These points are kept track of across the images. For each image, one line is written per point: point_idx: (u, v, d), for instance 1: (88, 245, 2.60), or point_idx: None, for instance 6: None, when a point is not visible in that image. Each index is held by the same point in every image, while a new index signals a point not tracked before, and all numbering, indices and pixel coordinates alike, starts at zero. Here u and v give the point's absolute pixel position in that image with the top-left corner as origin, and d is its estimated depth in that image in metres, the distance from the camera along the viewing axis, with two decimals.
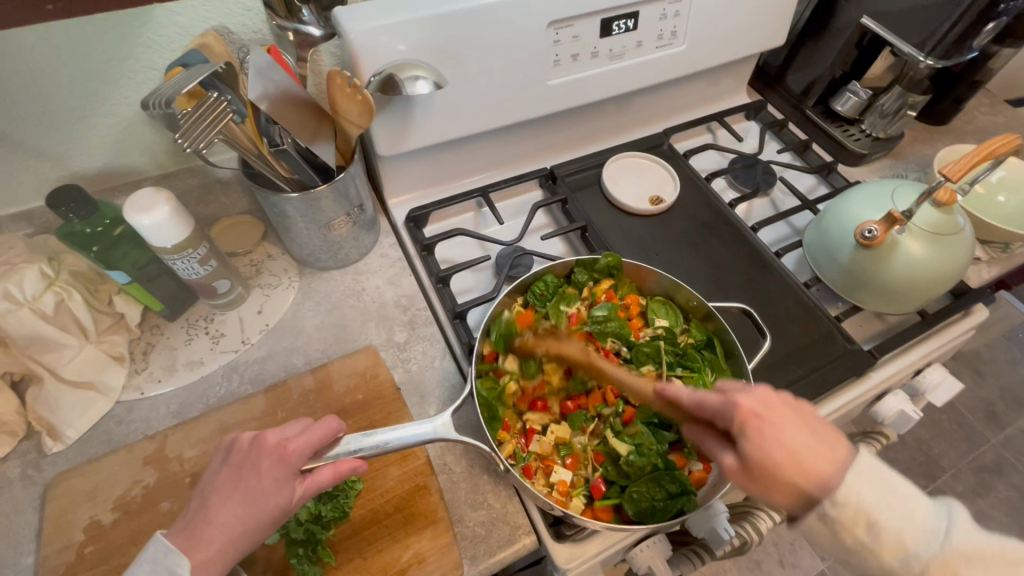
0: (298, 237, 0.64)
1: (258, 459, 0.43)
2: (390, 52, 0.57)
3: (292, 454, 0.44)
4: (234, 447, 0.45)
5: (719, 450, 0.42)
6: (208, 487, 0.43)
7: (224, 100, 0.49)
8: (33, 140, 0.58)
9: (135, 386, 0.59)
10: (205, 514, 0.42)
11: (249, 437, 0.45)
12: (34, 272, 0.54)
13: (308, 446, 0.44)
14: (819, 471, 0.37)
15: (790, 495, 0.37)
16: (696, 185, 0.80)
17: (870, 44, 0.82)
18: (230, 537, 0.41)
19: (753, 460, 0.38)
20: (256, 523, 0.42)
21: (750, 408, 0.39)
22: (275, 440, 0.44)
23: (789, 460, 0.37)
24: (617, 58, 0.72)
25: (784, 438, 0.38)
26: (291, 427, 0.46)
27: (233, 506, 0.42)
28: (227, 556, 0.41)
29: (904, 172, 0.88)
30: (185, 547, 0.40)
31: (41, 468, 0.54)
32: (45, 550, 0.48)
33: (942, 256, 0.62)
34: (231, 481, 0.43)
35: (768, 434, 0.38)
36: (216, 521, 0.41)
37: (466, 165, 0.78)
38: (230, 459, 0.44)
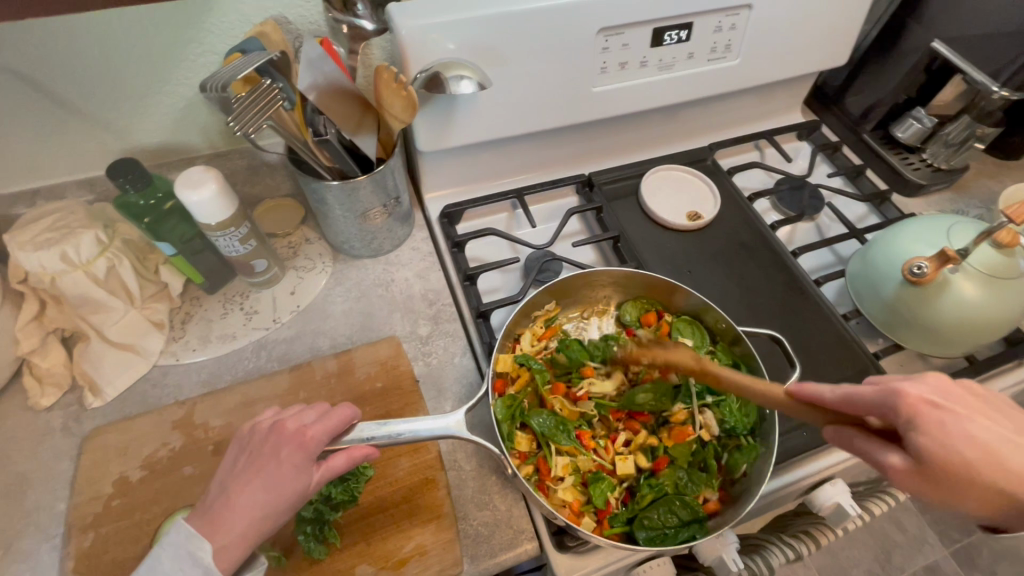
0: (335, 225, 0.65)
1: (278, 445, 0.44)
2: (439, 51, 0.58)
3: (311, 441, 0.44)
4: (253, 435, 0.46)
5: (881, 451, 0.39)
6: (229, 474, 0.44)
7: (275, 88, 0.51)
8: (101, 113, 0.62)
9: (172, 352, 0.62)
10: (225, 499, 0.42)
11: (270, 424, 0.46)
12: (92, 237, 0.56)
13: (325, 434, 0.45)
14: (1017, 464, 0.36)
15: (981, 495, 0.37)
16: (737, 204, 0.78)
17: (940, 69, 0.77)
18: (251, 523, 0.42)
19: (934, 461, 0.36)
20: (278, 509, 0.43)
21: (921, 397, 0.38)
22: (293, 427, 0.45)
23: (983, 461, 0.36)
24: (667, 69, 0.71)
25: (965, 437, 0.37)
26: (306, 414, 0.46)
27: (255, 491, 0.42)
28: (249, 542, 0.42)
29: (965, 208, 0.83)
30: (207, 532, 0.41)
31: (80, 421, 0.58)
32: (77, 499, 0.52)
33: (1008, 308, 0.59)
34: (251, 466, 0.43)
35: (951, 425, 0.37)
36: (238, 507, 0.42)
37: (504, 166, 0.79)
38: (252, 445, 0.45)
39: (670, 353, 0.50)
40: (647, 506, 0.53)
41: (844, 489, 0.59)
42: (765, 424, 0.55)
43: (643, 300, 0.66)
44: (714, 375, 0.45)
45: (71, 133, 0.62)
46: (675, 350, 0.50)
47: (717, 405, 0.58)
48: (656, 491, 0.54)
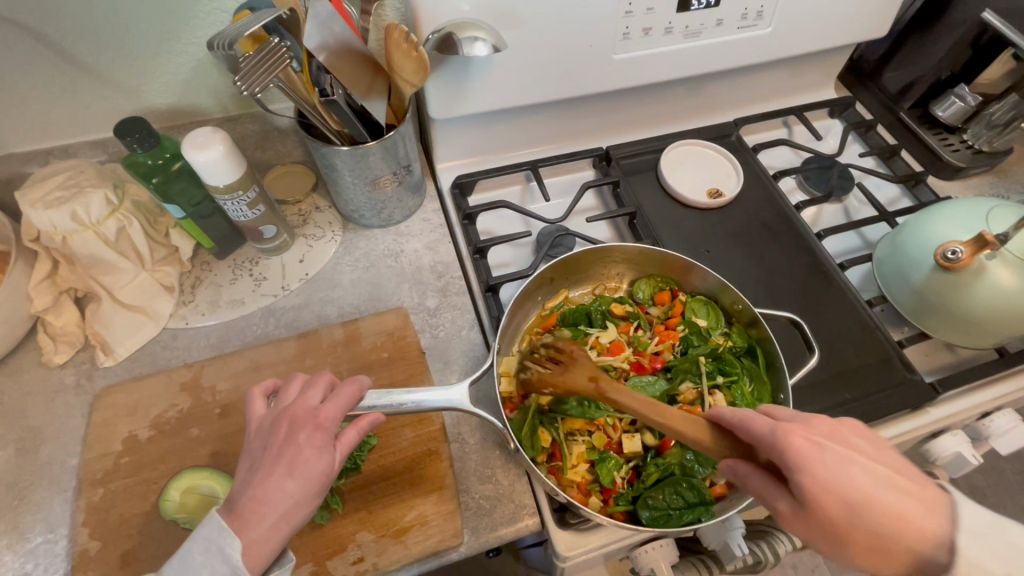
0: (345, 192, 0.64)
1: (293, 431, 0.40)
2: (454, 12, 0.55)
3: (327, 421, 0.41)
4: (264, 426, 0.42)
5: (772, 492, 0.39)
6: (249, 470, 0.40)
7: (284, 46, 0.49)
8: (111, 72, 0.61)
9: (181, 316, 0.63)
10: (248, 494, 0.38)
11: (277, 412, 0.42)
12: (101, 198, 0.56)
13: (339, 411, 0.42)
14: (906, 513, 0.35)
15: (873, 552, 0.36)
16: (761, 182, 0.75)
17: (989, 44, 0.72)
18: (280, 514, 0.38)
19: (820, 512, 0.36)
20: (307, 497, 0.39)
21: (808, 437, 0.38)
22: (304, 410, 0.42)
23: (858, 515, 0.35)
24: (692, 37, 0.67)
25: (843, 487, 0.36)
26: (312, 395, 0.43)
27: (279, 481, 0.38)
28: (280, 535, 0.38)
29: (1006, 193, 0.78)
30: (235, 527, 0.37)
31: (92, 379, 0.59)
32: (88, 454, 0.53)
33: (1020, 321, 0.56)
34: (270, 457, 0.39)
35: (836, 470, 0.36)
36: (263, 499, 0.38)
37: (520, 137, 0.76)
38: (263, 436, 0.41)
39: (569, 377, 0.50)
40: (652, 486, 0.52)
41: None
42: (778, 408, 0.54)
43: (657, 277, 0.64)
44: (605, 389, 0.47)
45: (82, 92, 0.61)
46: (575, 371, 0.50)
47: (729, 388, 0.57)
48: (664, 470, 0.53)
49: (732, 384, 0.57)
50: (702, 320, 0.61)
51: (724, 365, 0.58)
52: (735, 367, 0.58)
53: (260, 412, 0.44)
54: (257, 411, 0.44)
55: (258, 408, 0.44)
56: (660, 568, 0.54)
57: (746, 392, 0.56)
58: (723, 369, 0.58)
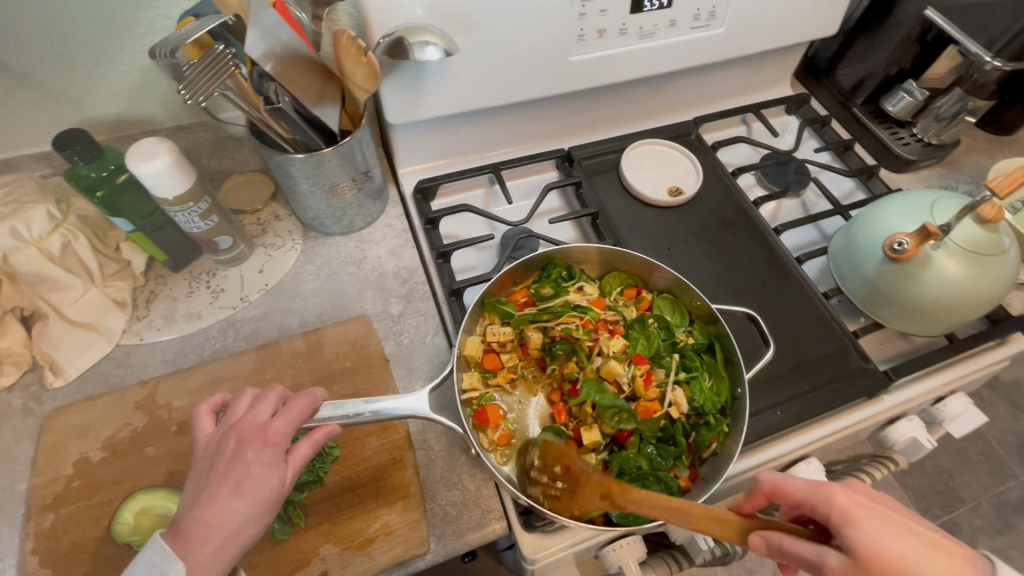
0: (303, 200, 0.63)
1: (240, 448, 0.39)
2: (405, 15, 0.55)
3: (277, 436, 0.40)
4: (212, 444, 0.41)
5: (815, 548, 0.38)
6: (196, 489, 0.39)
7: (230, 53, 0.48)
8: (50, 82, 0.58)
9: (136, 332, 0.61)
10: (194, 515, 0.37)
11: (226, 429, 0.41)
12: (43, 213, 0.54)
13: (291, 425, 0.41)
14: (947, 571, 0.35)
15: None
16: (720, 179, 0.76)
17: (934, 40, 0.75)
18: (227, 535, 0.37)
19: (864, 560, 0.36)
20: (256, 515, 0.38)
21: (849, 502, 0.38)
22: (253, 426, 0.41)
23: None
24: (648, 37, 0.68)
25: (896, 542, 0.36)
26: (261, 410, 0.42)
27: (225, 501, 0.37)
28: (229, 555, 0.37)
29: (954, 183, 0.81)
30: (181, 550, 0.36)
31: (41, 401, 0.56)
32: (37, 479, 0.51)
33: (992, 290, 0.58)
34: (216, 476, 0.39)
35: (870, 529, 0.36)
36: (209, 520, 0.37)
37: (482, 140, 0.76)
38: (210, 456, 0.40)
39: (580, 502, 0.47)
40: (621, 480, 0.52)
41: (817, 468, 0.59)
42: (737, 401, 0.54)
43: (621, 275, 0.64)
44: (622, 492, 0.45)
45: (20, 104, 0.59)
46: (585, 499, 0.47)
47: (689, 383, 0.57)
48: (626, 462, 0.53)
49: (694, 379, 0.57)
50: (666, 317, 0.61)
51: (686, 360, 0.59)
52: (696, 363, 0.58)
53: (207, 430, 0.42)
54: (206, 429, 0.43)
55: (205, 426, 0.43)
56: (629, 565, 0.55)
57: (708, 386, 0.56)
58: (685, 364, 0.58)
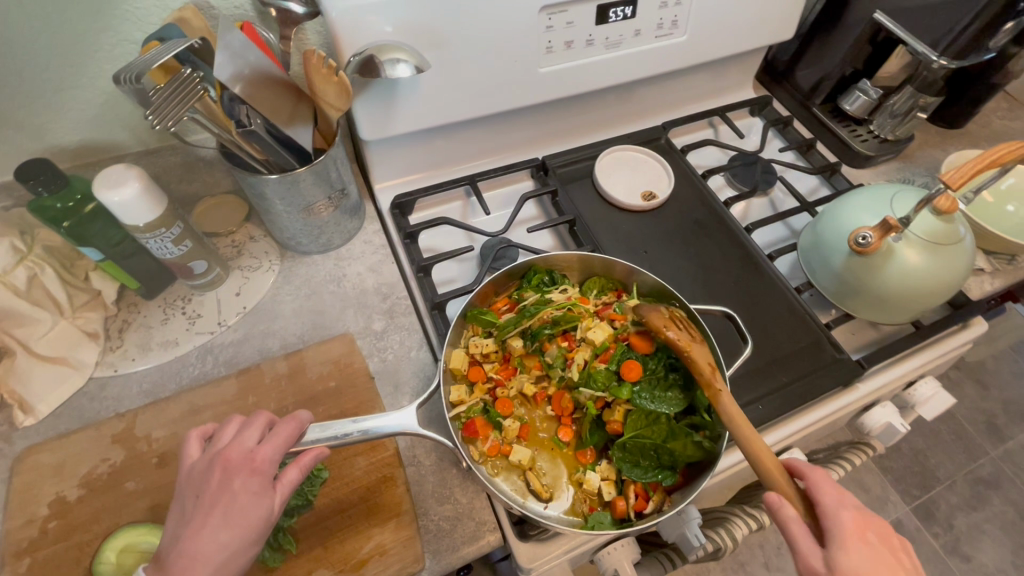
0: (279, 220, 0.63)
1: (226, 478, 0.39)
2: (375, 33, 0.55)
3: (264, 463, 0.40)
4: (195, 471, 0.40)
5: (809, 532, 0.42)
6: (180, 520, 0.38)
7: (198, 77, 0.48)
8: (10, 112, 0.57)
9: (108, 363, 0.59)
10: (179, 548, 0.37)
11: (211, 457, 0.40)
12: (5, 245, 0.54)
13: (277, 452, 0.41)
14: None
15: None
16: (691, 181, 0.78)
17: (884, 41, 0.79)
18: (214, 567, 0.36)
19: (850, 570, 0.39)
20: (244, 544, 0.38)
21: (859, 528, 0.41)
22: (240, 454, 0.40)
23: None
24: (613, 47, 0.69)
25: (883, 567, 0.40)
26: (247, 436, 0.41)
27: (213, 532, 0.37)
28: None
29: (911, 176, 0.85)
30: None
31: (11, 442, 0.54)
32: (10, 523, 0.49)
33: (952, 271, 0.60)
34: (202, 505, 0.38)
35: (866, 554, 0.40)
36: (195, 552, 0.36)
37: (456, 153, 0.77)
38: (195, 485, 0.39)
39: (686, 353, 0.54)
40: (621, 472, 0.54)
41: (801, 458, 0.62)
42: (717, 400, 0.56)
43: (601, 280, 0.65)
44: (716, 392, 0.50)
45: None
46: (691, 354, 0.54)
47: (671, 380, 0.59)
48: (625, 454, 0.54)
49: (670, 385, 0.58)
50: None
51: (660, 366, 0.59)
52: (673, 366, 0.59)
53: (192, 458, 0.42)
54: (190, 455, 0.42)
55: (193, 451, 0.42)
56: (624, 568, 0.55)
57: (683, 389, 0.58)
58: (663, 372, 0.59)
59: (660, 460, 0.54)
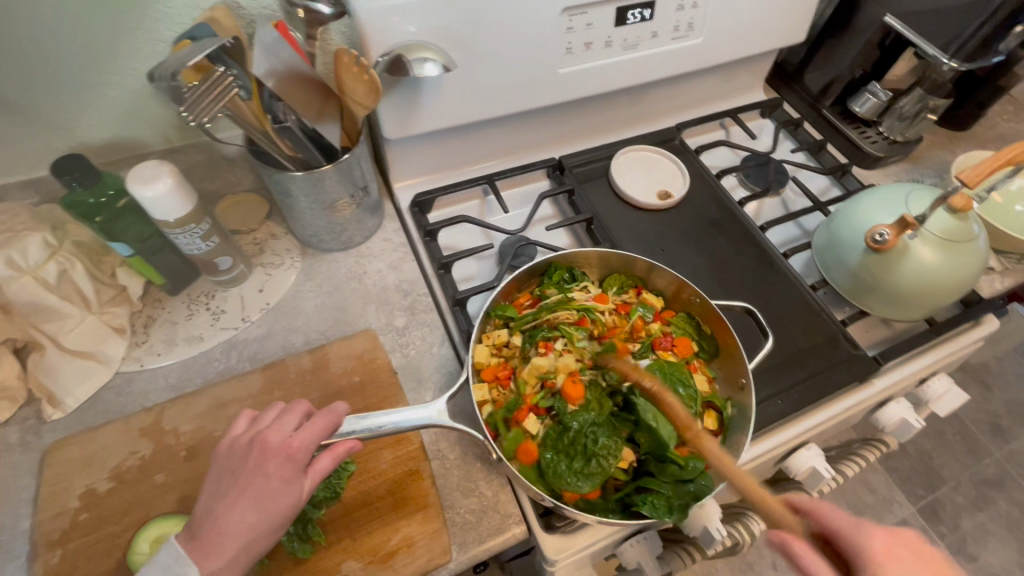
0: (302, 218, 0.63)
1: (261, 461, 0.40)
2: (401, 34, 0.56)
3: (300, 450, 0.40)
4: (231, 451, 0.41)
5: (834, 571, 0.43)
6: (213, 496, 0.39)
7: (230, 75, 0.48)
8: (41, 110, 0.58)
9: (135, 358, 0.60)
10: (212, 523, 0.38)
11: (250, 437, 0.41)
12: (38, 240, 0.53)
13: (312, 440, 0.41)
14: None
15: None
16: (706, 181, 0.79)
17: (892, 45, 0.80)
18: (241, 546, 0.38)
19: None
20: (272, 527, 0.39)
21: (878, 545, 0.42)
22: (276, 440, 0.41)
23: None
24: (631, 49, 0.71)
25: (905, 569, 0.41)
26: (285, 422, 0.42)
27: (242, 513, 0.38)
28: (242, 563, 0.38)
29: (920, 177, 0.86)
30: (196, 555, 0.37)
31: (40, 435, 0.55)
32: (41, 515, 0.49)
33: (964, 266, 0.61)
34: (235, 486, 0.39)
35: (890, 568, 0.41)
36: (226, 530, 0.38)
37: (473, 153, 0.78)
38: (232, 462, 0.40)
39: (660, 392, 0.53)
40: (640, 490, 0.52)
41: (818, 453, 0.63)
42: (738, 395, 0.57)
43: (622, 276, 0.66)
44: (698, 437, 0.49)
45: (10, 132, 0.58)
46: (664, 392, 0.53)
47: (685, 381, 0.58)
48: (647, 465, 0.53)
49: (591, 454, 0.51)
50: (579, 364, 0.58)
51: (572, 435, 0.52)
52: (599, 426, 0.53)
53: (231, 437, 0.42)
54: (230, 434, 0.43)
55: (238, 426, 0.43)
56: (644, 562, 0.56)
57: (604, 459, 0.51)
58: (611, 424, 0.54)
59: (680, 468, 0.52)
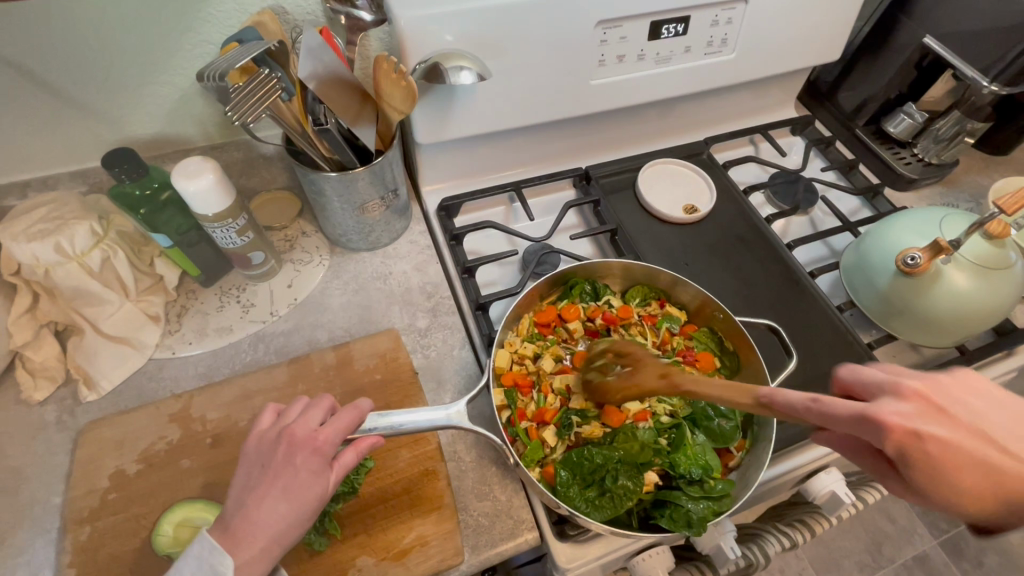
0: (333, 216, 0.65)
1: (290, 454, 0.41)
2: (439, 42, 0.58)
3: (326, 444, 0.41)
4: (261, 444, 0.42)
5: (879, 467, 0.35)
6: (243, 488, 0.40)
7: (274, 77, 0.50)
8: (94, 104, 0.61)
9: (167, 346, 0.62)
10: (242, 515, 0.39)
11: (278, 430, 0.43)
12: (85, 229, 0.56)
13: (338, 434, 0.42)
14: (994, 446, 0.33)
15: (976, 501, 0.32)
16: (733, 197, 0.78)
17: (931, 66, 0.79)
18: (271, 537, 0.38)
19: (927, 483, 0.33)
20: (299, 519, 0.39)
21: (902, 422, 0.33)
22: (303, 432, 0.42)
23: (966, 466, 0.32)
24: (664, 62, 0.71)
25: (956, 442, 0.32)
26: (312, 416, 0.43)
27: (272, 504, 0.39)
28: (271, 556, 0.39)
29: (955, 202, 0.84)
30: (228, 546, 0.38)
31: (75, 415, 0.57)
32: (72, 493, 0.51)
33: (990, 291, 0.59)
34: (264, 478, 0.40)
35: (936, 448, 0.32)
36: (256, 521, 0.38)
37: (502, 159, 0.79)
38: (261, 455, 0.41)
39: (635, 377, 0.51)
40: (663, 505, 0.51)
41: (838, 477, 0.61)
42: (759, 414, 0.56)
43: (644, 288, 0.66)
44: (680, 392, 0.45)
45: (63, 124, 0.61)
46: (641, 372, 0.51)
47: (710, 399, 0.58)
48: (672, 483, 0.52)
49: (606, 489, 0.50)
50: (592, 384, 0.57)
51: (592, 465, 0.51)
52: (621, 463, 0.51)
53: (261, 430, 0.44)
54: (258, 427, 0.44)
55: (264, 420, 0.44)
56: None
57: (621, 497, 0.49)
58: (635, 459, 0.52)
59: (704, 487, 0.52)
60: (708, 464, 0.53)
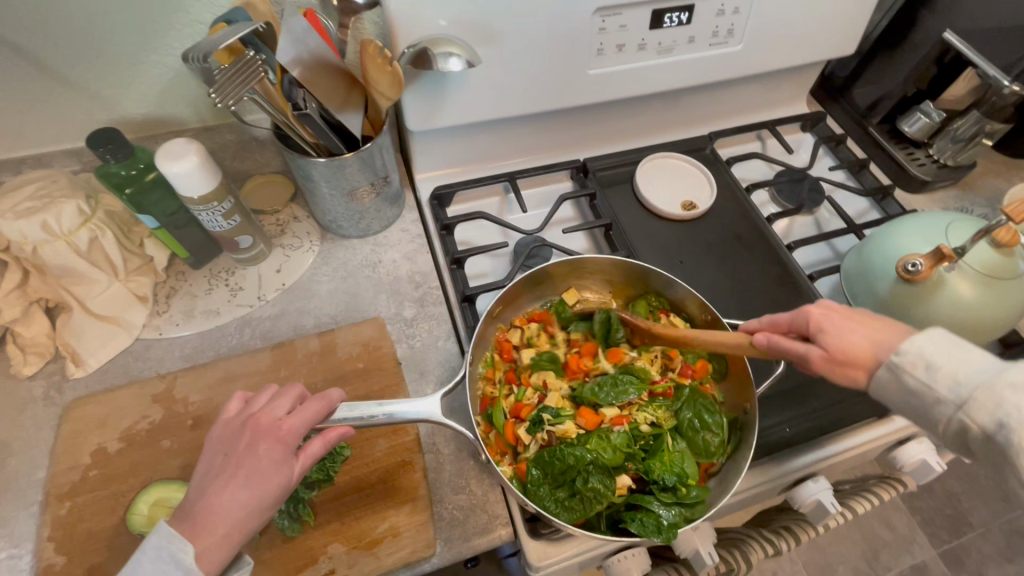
0: (322, 202, 0.64)
1: (254, 442, 0.41)
2: (430, 27, 0.56)
3: (290, 434, 0.42)
4: (225, 432, 0.42)
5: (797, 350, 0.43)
6: (206, 475, 0.40)
7: (260, 60, 0.50)
8: (86, 82, 0.60)
9: (154, 326, 0.62)
10: (204, 502, 0.39)
11: (245, 417, 0.43)
12: (73, 207, 0.56)
13: (304, 424, 0.42)
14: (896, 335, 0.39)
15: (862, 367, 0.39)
16: (733, 194, 0.76)
17: (952, 62, 0.75)
18: (232, 523, 0.38)
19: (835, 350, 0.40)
20: (261, 507, 0.39)
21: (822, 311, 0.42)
22: (269, 420, 0.42)
23: (865, 336, 0.40)
24: (666, 53, 0.69)
25: (841, 320, 0.41)
26: (278, 405, 0.43)
27: (235, 491, 0.39)
28: (232, 543, 0.39)
29: (969, 206, 0.81)
30: (188, 532, 0.38)
31: (62, 391, 0.58)
32: (55, 467, 0.52)
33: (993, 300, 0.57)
34: (228, 465, 0.40)
35: (831, 323, 0.41)
36: (219, 507, 0.39)
37: (499, 148, 0.77)
38: (226, 442, 0.41)
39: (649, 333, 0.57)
40: (633, 510, 0.51)
41: (826, 486, 0.59)
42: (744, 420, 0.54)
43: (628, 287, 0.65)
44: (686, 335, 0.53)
45: (56, 102, 0.61)
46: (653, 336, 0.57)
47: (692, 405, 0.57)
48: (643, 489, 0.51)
49: (577, 491, 0.49)
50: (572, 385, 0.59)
51: (564, 466, 0.50)
52: (593, 465, 0.51)
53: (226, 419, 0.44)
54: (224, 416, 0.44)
55: (232, 407, 0.44)
56: None
57: (590, 500, 0.49)
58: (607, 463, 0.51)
59: (676, 493, 0.51)
60: (684, 471, 0.53)
